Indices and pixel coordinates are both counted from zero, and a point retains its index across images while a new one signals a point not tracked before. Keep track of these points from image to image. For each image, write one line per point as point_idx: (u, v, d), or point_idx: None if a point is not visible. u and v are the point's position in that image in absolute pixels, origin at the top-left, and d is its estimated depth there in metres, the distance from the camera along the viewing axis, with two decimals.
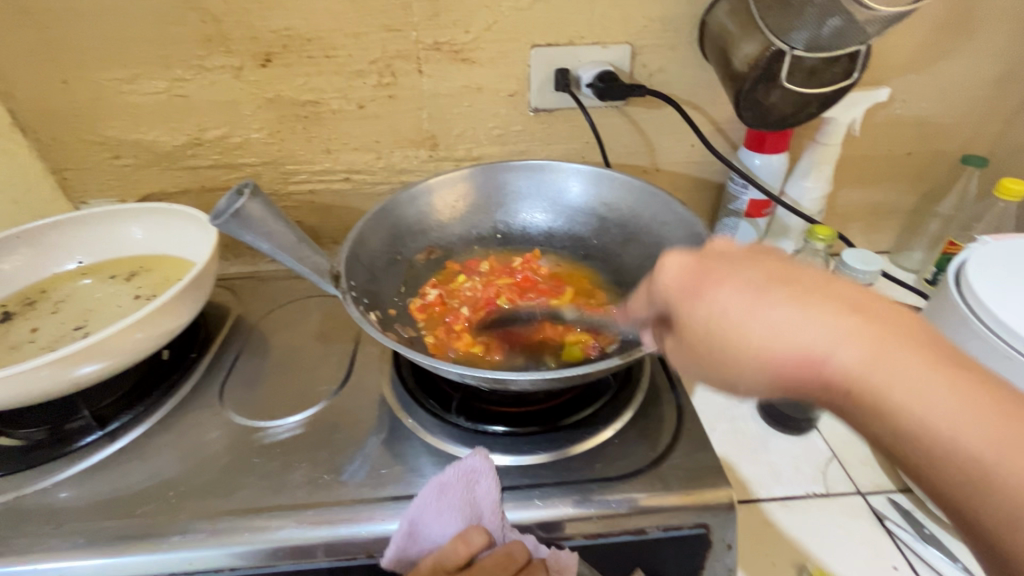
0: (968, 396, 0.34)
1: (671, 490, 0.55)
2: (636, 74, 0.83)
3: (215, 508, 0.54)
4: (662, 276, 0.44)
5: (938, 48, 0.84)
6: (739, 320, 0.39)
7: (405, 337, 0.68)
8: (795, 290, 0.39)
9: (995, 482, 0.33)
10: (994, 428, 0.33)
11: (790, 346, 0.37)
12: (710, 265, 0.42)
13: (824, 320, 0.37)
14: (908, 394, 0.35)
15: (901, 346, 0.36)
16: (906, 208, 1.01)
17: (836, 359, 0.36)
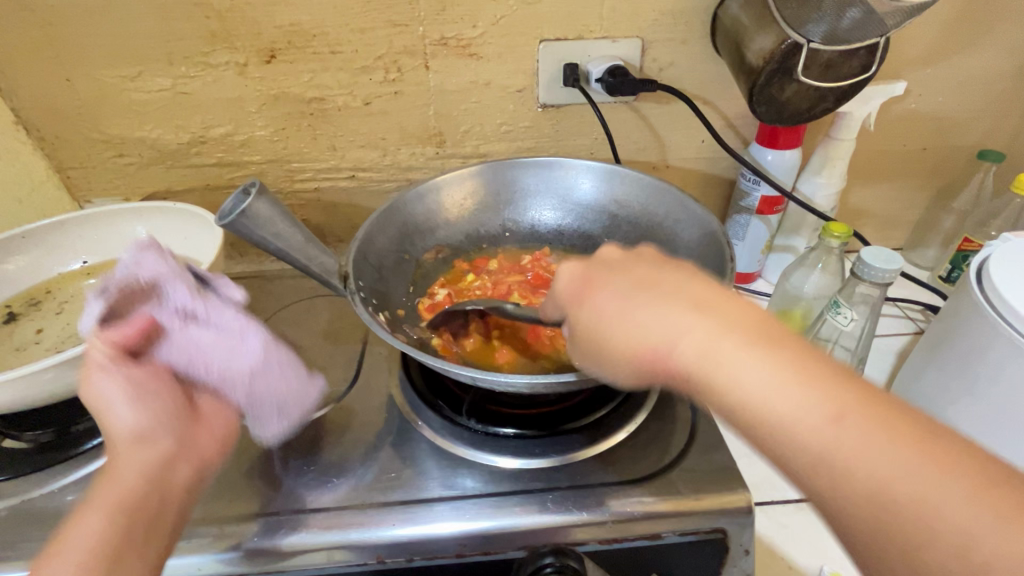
0: (797, 376, 0.36)
1: (686, 495, 0.53)
2: (647, 68, 0.82)
3: (221, 512, 0.53)
4: (557, 283, 0.49)
5: (956, 40, 0.82)
6: (603, 318, 0.43)
7: (414, 338, 0.67)
8: (649, 291, 0.42)
9: (822, 457, 0.34)
10: (819, 403, 0.34)
11: (638, 339, 0.41)
12: (594, 273, 0.47)
13: (669, 314, 0.40)
14: (740, 379, 0.37)
15: (734, 333, 0.38)
16: (920, 205, 0.99)
17: (678, 349, 0.39)
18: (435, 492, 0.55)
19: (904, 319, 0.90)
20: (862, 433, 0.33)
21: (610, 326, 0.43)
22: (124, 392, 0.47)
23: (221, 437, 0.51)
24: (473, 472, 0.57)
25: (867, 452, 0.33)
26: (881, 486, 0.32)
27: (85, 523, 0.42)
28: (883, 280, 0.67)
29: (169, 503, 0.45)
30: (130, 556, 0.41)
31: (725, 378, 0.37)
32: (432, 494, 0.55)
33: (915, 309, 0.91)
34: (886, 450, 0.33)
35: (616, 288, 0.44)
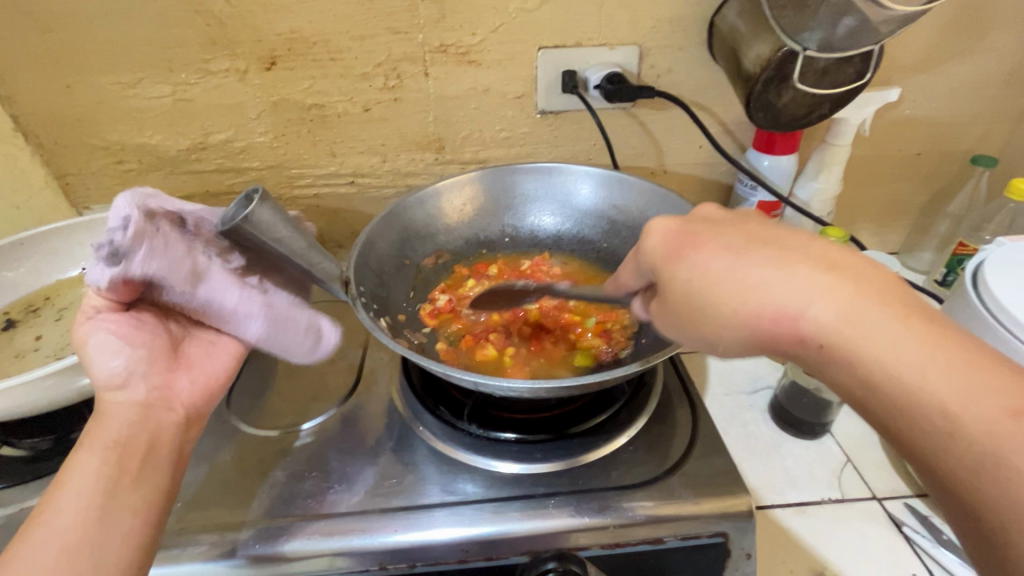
0: (936, 344, 0.37)
1: (687, 499, 0.54)
2: (644, 75, 0.82)
3: (221, 519, 0.53)
4: (645, 242, 0.47)
5: (949, 47, 0.83)
6: (720, 276, 0.41)
7: (415, 343, 0.67)
8: (771, 250, 0.42)
9: (957, 419, 0.35)
10: (955, 369, 0.36)
11: (769, 298, 0.39)
12: (693, 232, 0.45)
13: (800, 275, 0.40)
14: (877, 340, 0.37)
15: (869, 298, 0.38)
16: (915, 209, 1.00)
17: (813, 311, 0.39)
18: (437, 497, 0.55)
19: None
20: (996, 400, 0.35)
21: (730, 285, 0.41)
22: (116, 344, 0.51)
23: (207, 381, 0.56)
24: (474, 477, 0.57)
25: (1004, 417, 0.34)
26: (1017, 450, 0.34)
27: (83, 461, 0.46)
28: None
29: (159, 437, 0.50)
30: (127, 483, 0.46)
31: (863, 338, 0.38)
32: (433, 500, 0.55)
33: None
34: (1020, 416, 0.34)
35: (731, 246, 0.43)
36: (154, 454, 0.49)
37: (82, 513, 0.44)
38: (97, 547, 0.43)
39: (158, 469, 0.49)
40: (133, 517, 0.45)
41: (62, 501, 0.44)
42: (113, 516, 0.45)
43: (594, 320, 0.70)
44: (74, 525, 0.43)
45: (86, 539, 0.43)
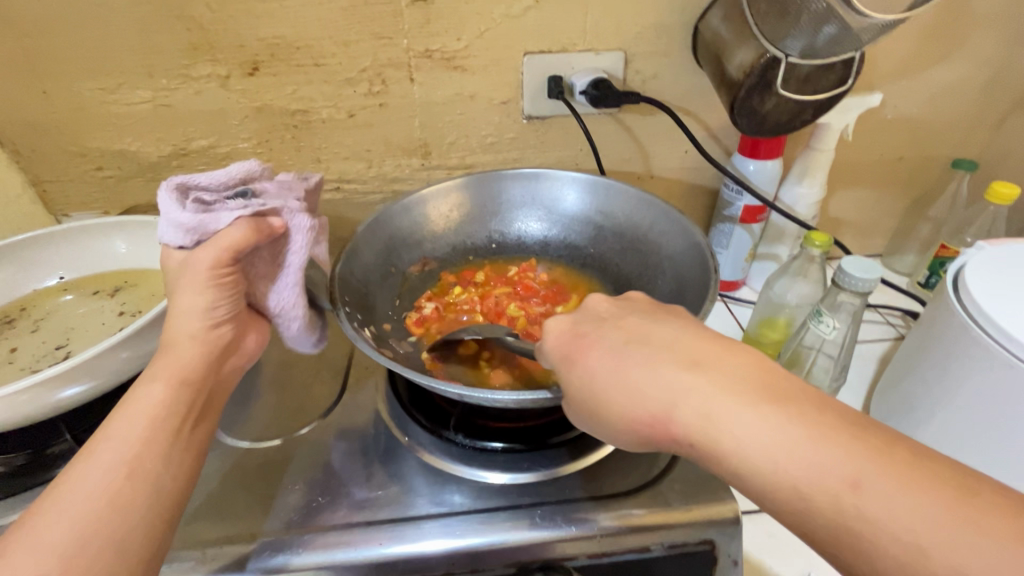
0: (806, 432, 0.35)
1: (674, 506, 0.54)
2: (630, 81, 0.83)
3: (203, 535, 0.52)
4: (545, 339, 0.49)
5: (929, 53, 0.84)
6: (601, 382, 0.43)
7: (400, 352, 0.66)
8: (642, 350, 0.42)
9: (835, 514, 0.33)
10: (830, 455, 0.34)
11: (643, 402, 0.41)
12: (582, 331, 0.47)
13: (666, 376, 0.40)
14: (738, 438, 0.36)
15: (730, 391, 0.38)
16: (897, 212, 1.02)
17: (680, 412, 0.39)
18: (424, 509, 0.54)
19: (885, 325, 0.91)
20: (873, 483, 0.33)
21: (611, 390, 0.42)
22: (221, 289, 0.51)
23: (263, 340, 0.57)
24: (462, 487, 0.56)
25: (880, 503, 0.32)
26: (893, 535, 0.32)
27: (146, 392, 0.47)
28: (863, 289, 0.68)
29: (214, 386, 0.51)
30: (187, 420, 0.47)
31: (725, 440, 0.37)
32: (420, 512, 0.54)
33: (896, 315, 0.93)
34: (898, 496, 0.32)
35: (611, 349, 0.44)
36: (207, 399, 0.50)
37: (148, 440, 0.44)
38: (154, 477, 0.43)
39: (207, 418, 0.50)
40: (188, 455, 0.46)
41: (120, 428, 0.44)
42: (173, 449, 0.45)
43: None
44: (134, 451, 0.43)
45: (148, 463, 0.43)
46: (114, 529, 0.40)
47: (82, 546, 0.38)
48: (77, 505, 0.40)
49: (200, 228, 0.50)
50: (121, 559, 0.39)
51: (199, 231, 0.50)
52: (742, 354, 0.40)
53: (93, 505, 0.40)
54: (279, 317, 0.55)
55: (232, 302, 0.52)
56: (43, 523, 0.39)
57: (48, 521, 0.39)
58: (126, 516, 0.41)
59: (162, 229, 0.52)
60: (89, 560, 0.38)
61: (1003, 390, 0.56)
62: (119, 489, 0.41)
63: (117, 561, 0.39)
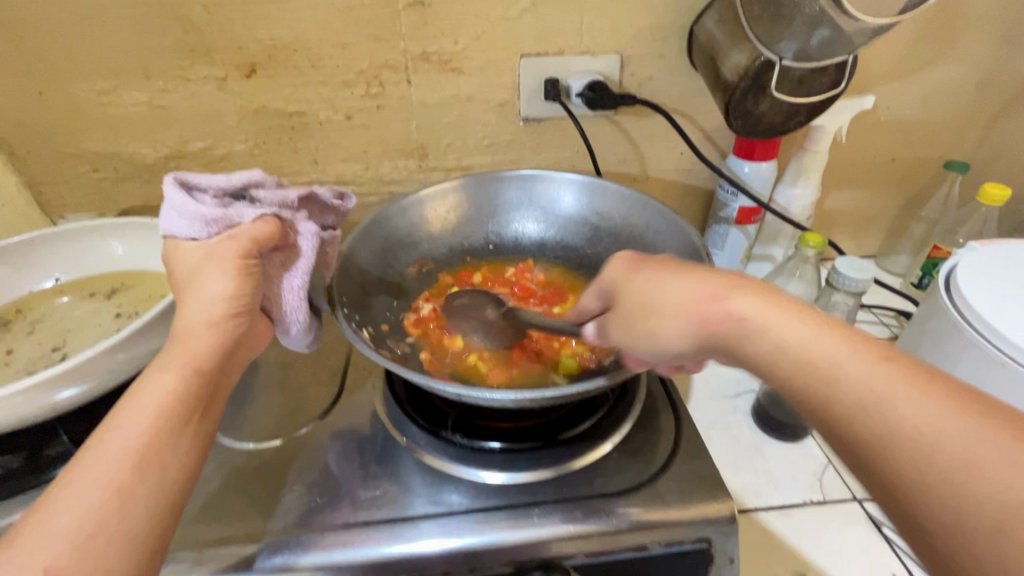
0: (843, 331, 0.38)
1: (671, 505, 0.54)
2: (626, 83, 0.83)
3: (200, 535, 0.52)
4: (605, 269, 0.53)
5: (920, 56, 0.85)
6: (653, 286, 0.47)
7: (398, 354, 0.66)
8: (702, 268, 0.47)
9: (860, 393, 0.35)
10: (861, 350, 0.37)
11: (693, 296, 0.44)
12: (649, 258, 0.51)
13: (718, 281, 0.44)
14: (785, 327, 0.40)
15: (779, 299, 0.42)
16: (891, 213, 1.03)
17: (728, 305, 0.42)
18: (422, 509, 0.54)
19: (879, 325, 0.92)
20: (898, 373, 0.35)
21: (662, 290, 0.46)
22: (226, 273, 0.49)
23: (261, 337, 0.53)
24: (459, 487, 0.56)
25: (902, 389, 0.34)
26: (910, 415, 0.33)
27: (157, 380, 0.45)
28: (857, 290, 0.69)
29: (225, 375, 0.49)
30: (197, 411, 0.45)
31: (772, 328, 0.40)
32: (418, 512, 0.54)
33: (889, 315, 0.94)
34: (921, 388, 0.34)
35: (669, 266, 0.48)
36: (218, 389, 0.48)
37: (155, 431, 0.42)
38: (160, 469, 0.41)
39: (218, 408, 0.48)
40: (196, 447, 0.44)
41: (128, 417, 0.42)
42: (180, 440, 0.43)
43: None
44: (141, 440, 0.42)
45: (153, 456, 0.41)
46: (118, 523, 0.38)
47: (85, 541, 0.37)
48: (82, 497, 0.38)
49: (224, 220, 0.51)
50: (125, 553, 0.38)
51: (222, 222, 0.51)
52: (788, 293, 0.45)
53: (97, 499, 0.38)
54: (284, 317, 0.55)
55: (238, 286, 0.49)
56: (49, 513, 0.38)
57: (53, 513, 0.38)
58: (131, 509, 0.39)
59: (172, 225, 0.51)
60: (91, 555, 0.37)
61: (994, 388, 0.57)
62: (125, 480, 0.40)
63: (120, 556, 0.38)
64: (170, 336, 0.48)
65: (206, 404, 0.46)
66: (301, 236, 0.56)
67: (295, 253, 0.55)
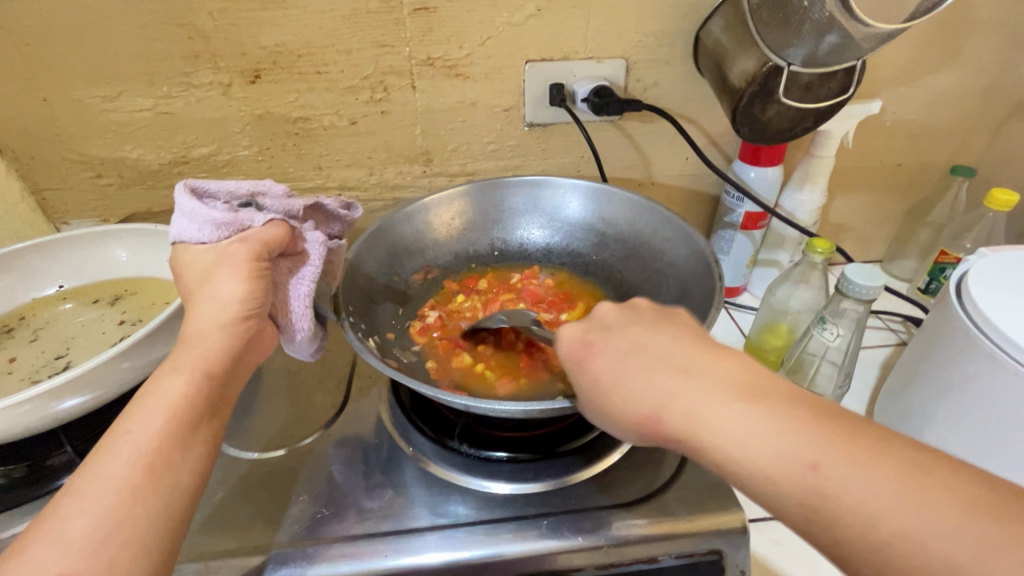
0: (784, 420, 0.38)
1: (681, 516, 0.53)
2: (631, 88, 0.83)
3: (205, 548, 0.51)
4: (558, 345, 0.51)
5: (926, 61, 0.85)
6: (603, 380, 0.46)
7: (404, 362, 0.66)
8: (639, 359, 0.45)
9: (806, 496, 0.35)
10: (801, 443, 0.36)
11: (639, 396, 0.43)
12: (590, 337, 0.49)
13: (657, 375, 0.43)
14: (730, 435, 0.38)
15: (717, 387, 0.41)
16: (896, 218, 1.02)
17: (669, 407, 0.41)
18: (427, 520, 0.54)
19: (886, 331, 0.92)
20: (838, 464, 0.35)
21: (613, 389, 0.45)
22: (236, 275, 0.48)
23: (265, 344, 0.52)
24: (465, 498, 0.56)
25: (840, 483, 0.35)
26: (858, 512, 0.34)
27: (167, 384, 0.44)
28: (867, 297, 0.69)
29: (236, 377, 0.48)
30: (208, 414, 0.44)
31: (715, 437, 0.39)
32: (423, 523, 0.53)
33: (896, 321, 0.93)
34: (863, 477, 0.34)
35: (615, 351, 0.47)
36: (228, 392, 0.47)
37: (167, 434, 0.41)
38: (172, 473, 0.40)
39: (229, 410, 0.47)
40: (206, 451, 0.43)
41: (140, 420, 0.42)
42: (192, 443, 0.42)
43: None
44: (153, 443, 0.41)
45: (165, 459, 0.40)
46: (132, 526, 0.37)
47: (99, 545, 0.36)
48: (95, 501, 0.37)
49: (235, 223, 0.51)
50: (139, 557, 0.37)
51: (233, 226, 0.51)
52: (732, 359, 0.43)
53: (110, 503, 0.38)
54: (289, 324, 0.54)
55: (247, 288, 0.49)
56: (61, 518, 0.37)
57: (66, 516, 0.37)
58: (144, 513, 0.38)
59: (182, 230, 0.51)
60: (106, 559, 0.36)
61: (1004, 395, 0.57)
62: (137, 484, 0.39)
63: (133, 560, 0.37)
64: (180, 339, 0.47)
65: (217, 407, 0.46)
66: (307, 243, 0.55)
67: (304, 258, 0.54)
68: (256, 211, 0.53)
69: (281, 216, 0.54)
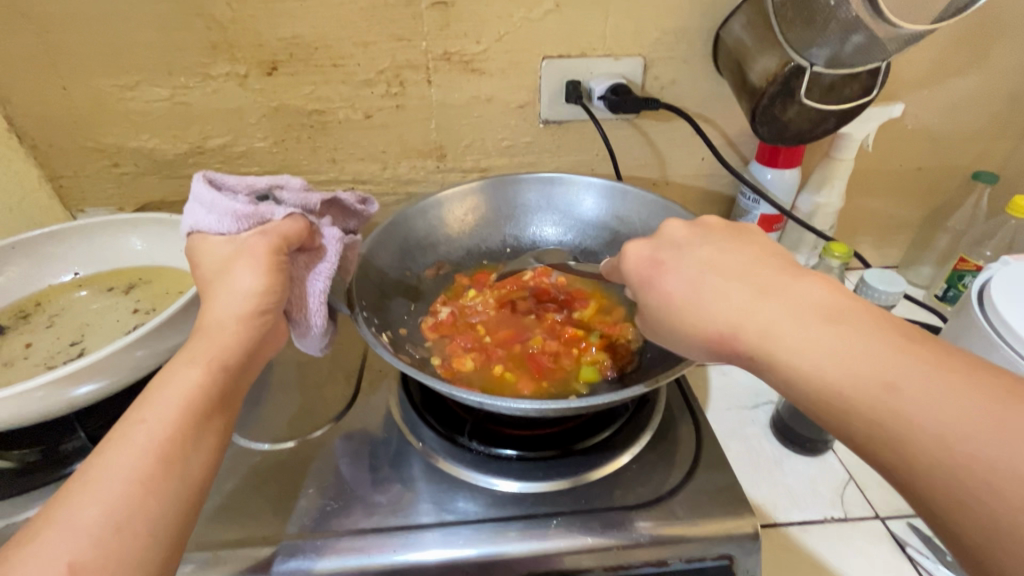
0: (868, 336, 0.37)
1: (692, 520, 0.53)
2: (648, 86, 0.82)
3: (216, 537, 0.52)
4: (624, 264, 0.50)
5: (951, 65, 0.83)
6: (669, 299, 0.46)
7: (416, 358, 0.66)
8: (719, 274, 0.45)
9: (880, 400, 0.35)
10: (882, 355, 0.36)
11: (714, 312, 0.43)
12: (662, 255, 0.48)
13: (732, 293, 0.43)
14: (804, 341, 0.39)
15: (797, 310, 0.40)
16: (915, 223, 1.01)
17: (746, 320, 0.42)
18: (433, 516, 0.54)
19: None
20: (920, 379, 0.35)
21: (675, 305, 0.46)
22: (252, 269, 0.48)
23: (274, 342, 0.51)
24: (473, 496, 0.56)
25: (923, 398, 0.34)
26: (939, 426, 0.33)
27: (182, 374, 0.44)
28: (886, 303, 0.67)
29: (249, 369, 0.48)
30: (220, 407, 0.44)
31: (790, 343, 0.39)
32: (429, 519, 0.53)
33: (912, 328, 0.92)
34: (943, 393, 0.34)
35: (690, 269, 0.46)
36: (241, 385, 0.47)
37: (178, 425, 0.41)
38: (184, 464, 0.40)
39: (241, 403, 0.47)
40: (217, 443, 0.43)
41: (153, 409, 0.42)
42: (203, 435, 0.42)
43: (598, 334, 0.69)
44: (166, 433, 0.41)
45: (176, 450, 0.40)
46: (144, 517, 0.37)
47: (112, 534, 0.36)
48: (107, 490, 0.37)
49: (255, 216, 0.51)
50: (147, 549, 0.37)
51: (253, 218, 0.51)
52: (817, 276, 0.42)
53: (120, 494, 0.37)
54: (299, 323, 0.53)
55: (262, 281, 0.48)
56: (72, 506, 0.37)
57: (77, 505, 0.37)
58: (156, 504, 0.38)
59: (200, 220, 0.51)
60: (115, 550, 0.36)
61: None
62: (150, 474, 0.39)
63: (143, 552, 0.37)
64: (196, 328, 0.47)
65: (228, 399, 0.45)
66: (325, 239, 0.55)
67: (324, 253, 0.54)
68: (275, 204, 0.53)
69: (300, 210, 0.54)
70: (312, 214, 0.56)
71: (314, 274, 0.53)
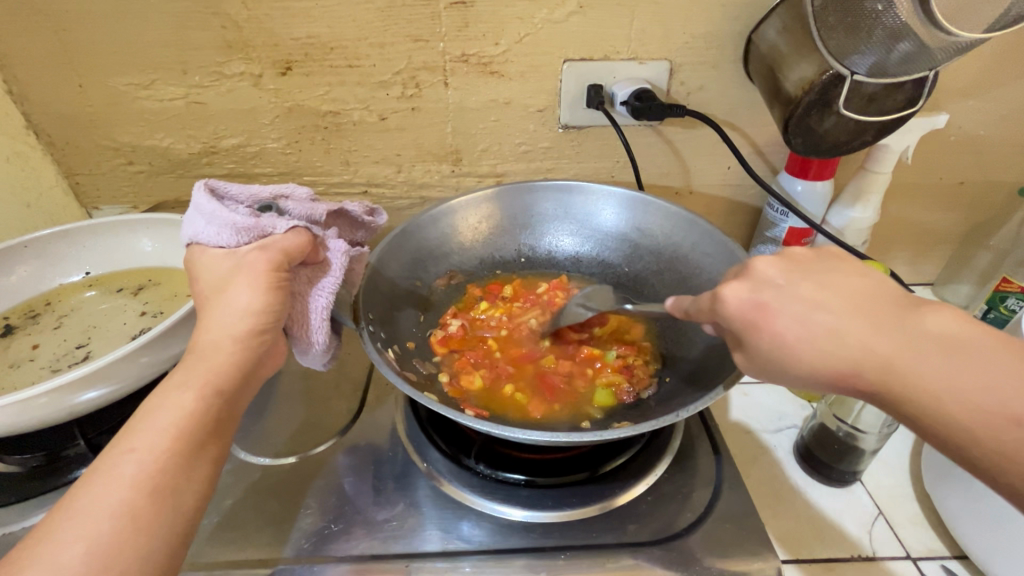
0: (988, 365, 0.37)
1: (711, 564, 0.49)
2: (674, 92, 0.78)
3: (213, 559, 0.50)
4: (723, 299, 0.43)
5: (1002, 73, 0.78)
6: (782, 340, 0.41)
7: (423, 374, 0.63)
8: (838, 306, 0.41)
9: None
10: None
11: (827, 352, 0.40)
12: (761, 291, 0.42)
13: (859, 328, 0.40)
14: (950, 379, 0.37)
15: (917, 344, 0.39)
16: (953, 239, 0.95)
17: (879, 359, 0.39)
18: (437, 544, 0.51)
19: None
20: None
21: (792, 346, 0.41)
22: (250, 287, 0.47)
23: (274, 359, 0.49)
24: (478, 522, 0.53)
25: None
26: None
27: (175, 397, 0.42)
28: None
29: (247, 390, 0.46)
30: (215, 433, 0.42)
31: (930, 381, 0.38)
32: (432, 548, 0.51)
33: None
34: None
35: (794, 307, 0.41)
36: (238, 406, 0.45)
37: (169, 452, 0.40)
38: (175, 495, 0.39)
39: (237, 425, 0.45)
40: (212, 471, 0.41)
41: (144, 437, 0.40)
42: (197, 464, 0.40)
43: (614, 354, 0.66)
44: (158, 461, 0.39)
45: (169, 479, 0.39)
46: (128, 557, 0.36)
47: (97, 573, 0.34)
48: (94, 526, 0.36)
49: (256, 229, 0.49)
50: None
51: (254, 232, 0.49)
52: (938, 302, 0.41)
53: (106, 529, 0.36)
54: (302, 341, 0.52)
55: (263, 300, 0.47)
56: (54, 542, 0.35)
57: (60, 543, 0.35)
58: (147, 539, 0.37)
59: (200, 231, 0.50)
60: None
61: None
62: (140, 508, 0.37)
63: None
64: (190, 350, 0.45)
65: (224, 424, 0.43)
66: (330, 252, 0.54)
67: (328, 267, 0.53)
68: (278, 216, 0.52)
69: (304, 222, 0.53)
70: (317, 225, 0.55)
71: (319, 290, 0.52)
